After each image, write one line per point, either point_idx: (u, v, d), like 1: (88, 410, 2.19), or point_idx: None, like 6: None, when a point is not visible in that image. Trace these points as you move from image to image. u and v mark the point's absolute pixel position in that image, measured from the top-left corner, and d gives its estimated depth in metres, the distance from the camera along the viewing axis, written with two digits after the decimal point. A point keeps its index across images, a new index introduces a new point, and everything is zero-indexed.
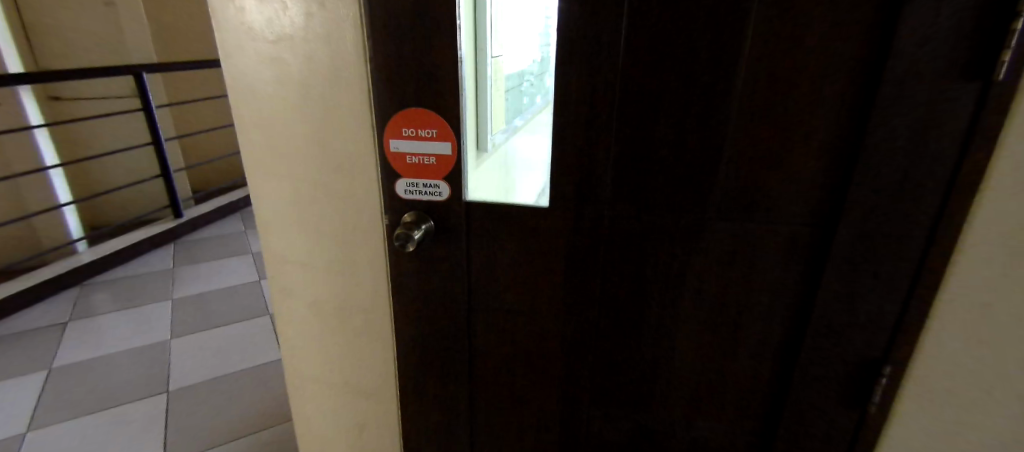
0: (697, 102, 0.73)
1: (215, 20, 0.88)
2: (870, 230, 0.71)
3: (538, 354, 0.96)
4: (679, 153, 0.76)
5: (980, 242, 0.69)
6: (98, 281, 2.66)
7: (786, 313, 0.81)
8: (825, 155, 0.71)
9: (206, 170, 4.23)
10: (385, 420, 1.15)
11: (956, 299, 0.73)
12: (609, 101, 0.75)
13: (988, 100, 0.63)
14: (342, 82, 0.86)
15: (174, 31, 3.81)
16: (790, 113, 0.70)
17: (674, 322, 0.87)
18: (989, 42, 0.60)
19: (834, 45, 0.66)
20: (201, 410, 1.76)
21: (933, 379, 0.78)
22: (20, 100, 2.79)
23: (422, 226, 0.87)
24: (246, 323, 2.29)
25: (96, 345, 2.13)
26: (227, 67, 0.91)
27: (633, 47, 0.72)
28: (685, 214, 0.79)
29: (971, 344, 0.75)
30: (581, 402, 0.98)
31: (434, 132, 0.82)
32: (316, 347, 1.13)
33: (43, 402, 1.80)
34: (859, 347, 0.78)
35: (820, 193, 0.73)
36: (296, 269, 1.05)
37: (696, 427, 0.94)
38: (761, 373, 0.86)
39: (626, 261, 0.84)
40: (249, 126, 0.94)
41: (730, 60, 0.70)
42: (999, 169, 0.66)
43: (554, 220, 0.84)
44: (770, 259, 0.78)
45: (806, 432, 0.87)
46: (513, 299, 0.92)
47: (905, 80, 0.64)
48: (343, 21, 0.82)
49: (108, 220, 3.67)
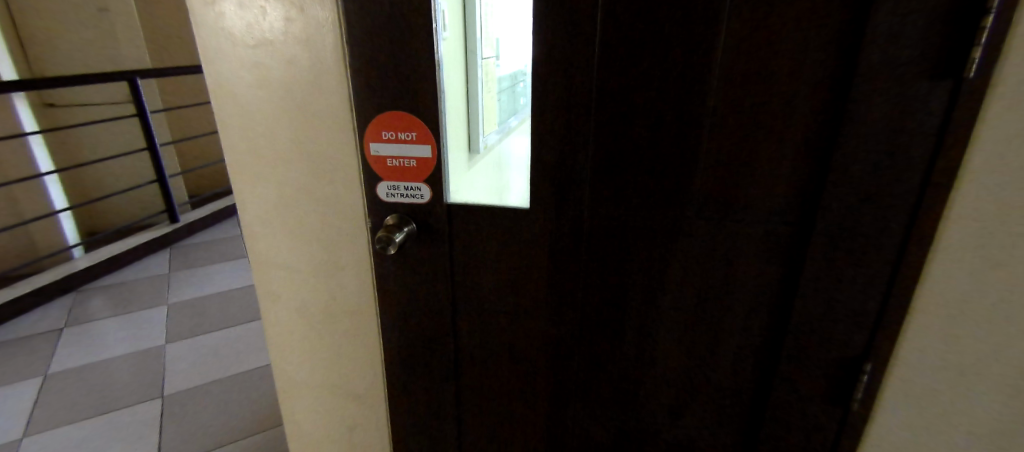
0: (672, 100, 0.73)
1: (195, 26, 0.89)
2: (844, 231, 0.72)
3: (524, 353, 0.96)
4: (656, 153, 0.76)
5: (956, 239, 0.70)
6: (95, 284, 2.67)
7: (766, 310, 0.81)
8: (801, 150, 0.71)
9: (203, 174, 4.25)
10: (374, 420, 1.15)
11: (934, 294, 0.73)
12: (585, 102, 0.75)
13: (960, 98, 0.63)
14: (323, 86, 0.86)
15: (168, 33, 3.81)
16: (762, 113, 0.71)
17: (656, 320, 0.87)
18: (960, 41, 0.61)
19: (804, 48, 0.67)
20: (196, 413, 1.77)
21: (912, 375, 0.79)
22: (14, 105, 2.79)
23: (403, 229, 0.87)
24: (244, 326, 2.31)
25: (93, 349, 2.14)
26: (208, 72, 0.92)
27: (609, 46, 0.72)
28: (664, 214, 0.79)
29: (948, 340, 0.75)
30: (567, 404, 0.99)
31: (414, 135, 0.82)
32: (303, 349, 1.13)
33: (40, 405, 1.81)
34: (838, 343, 0.79)
35: (795, 190, 0.73)
36: (282, 272, 1.06)
37: (680, 427, 0.95)
38: (745, 371, 0.87)
39: (607, 262, 0.84)
40: (232, 131, 0.94)
41: (704, 62, 0.70)
42: (973, 166, 0.67)
43: (534, 222, 0.84)
44: (748, 257, 0.78)
45: (789, 431, 0.87)
46: (496, 298, 0.92)
47: (873, 80, 0.65)
48: (322, 26, 0.82)
49: (104, 225, 3.67)
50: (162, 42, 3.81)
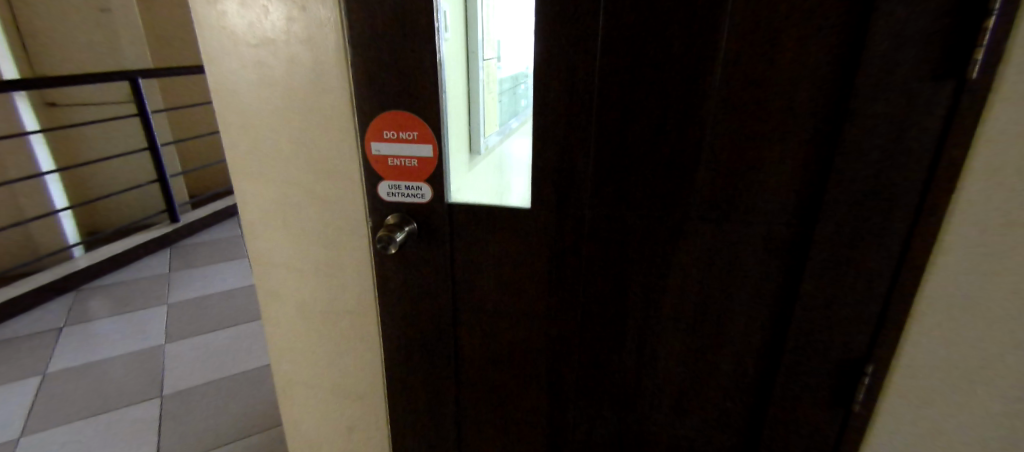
0: (674, 100, 0.73)
1: (196, 25, 0.89)
2: (846, 232, 0.72)
3: (525, 353, 0.96)
4: (657, 154, 0.76)
5: (959, 240, 0.70)
6: (94, 284, 2.67)
7: (767, 312, 0.81)
8: (802, 151, 0.71)
9: (204, 174, 4.26)
10: (374, 420, 1.15)
11: (936, 295, 0.73)
12: (587, 102, 0.75)
13: (962, 100, 0.63)
14: (324, 85, 0.86)
15: (169, 33, 3.82)
16: (764, 114, 0.71)
17: (657, 321, 0.87)
18: (962, 42, 0.61)
19: (806, 49, 0.67)
20: (195, 413, 1.76)
21: (914, 377, 0.78)
22: (15, 104, 2.79)
23: (404, 228, 0.87)
24: (243, 326, 2.30)
25: (92, 349, 2.13)
26: (210, 71, 0.92)
27: (611, 46, 0.72)
28: (665, 214, 0.79)
29: (950, 342, 0.75)
30: (567, 405, 0.98)
31: (415, 134, 0.82)
32: (303, 349, 1.12)
33: (37, 406, 1.81)
34: (839, 345, 0.78)
35: (797, 191, 0.73)
36: (282, 271, 1.05)
37: (681, 428, 0.94)
38: (746, 372, 0.86)
39: (607, 262, 0.84)
40: (233, 130, 0.94)
41: (706, 63, 0.70)
42: (975, 167, 0.67)
43: (535, 222, 0.84)
44: (750, 259, 0.78)
45: (790, 432, 0.87)
46: (497, 298, 0.92)
47: (875, 82, 0.65)
48: (323, 25, 0.82)
49: (105, 225, 3.67)
50: (164, 42, 3.82)
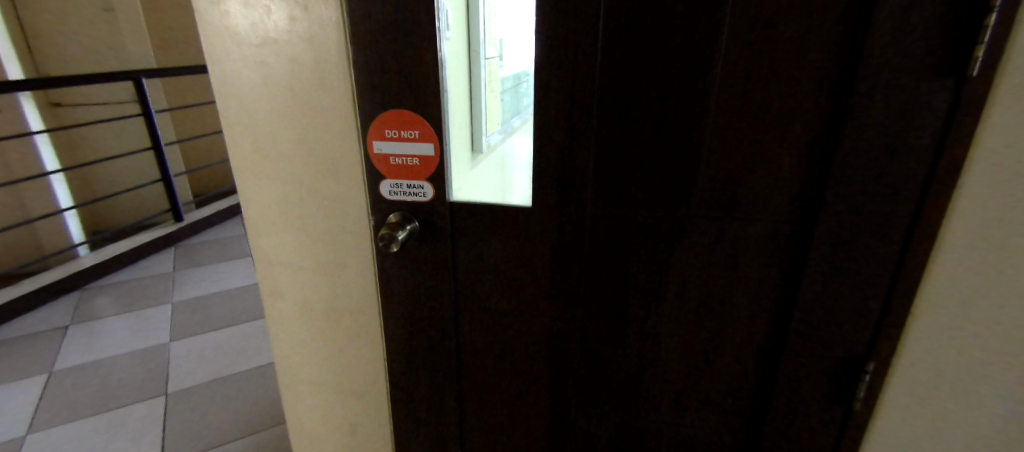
0: (675, 98, 0.73)
1: (200, 25, 0.89)
2: (847, 230, 0.72)
3: (526, 350, 0.96)
4: (658, 152, 0.76)
5: (960, 237, 0.70)
6: (99, 283, 2.69)
7: (768, 309, 0.81)
8: (803, 148, 0.71)
9: (207, 173, 4.27)
10: (376, 417, 1.16)
11: (937, 292, 0.73)
12: (587, 100, 0.76)
13: (963, 97, 0.63)
14: (327, 85, 0.87)
15: (172, 33, 3.83)
16: (765, 111, 0.71)
17: (658, 319, 0.87)
18: (963, 39, 0.61)
19: (806, 47, 0.67)
20: (200, 411, 1.77)
21: (915, 374, 0.79)
22: (21, 105, 2.81)
23: (406, 227, 0.87)
24: (247, 324, 2.31)
25: (96, 347, 2.15)
26: (213, 71, 0.92)
27: (611, 44, 0.72)
28: (666, 212, 0.79)
29: (951, 339, 0.75)
30: (568, 402, 0.99)
31: (417, 133, 0.83)
32: (306, 346, 1.13)
33: (43, 404, 1.82)
34: (840, 343, 0.79)
35: (798, 188, 0.73)
36: (285, 269, 1.06)
37: (682, 425, 0.95)
38: (747, 369, 0.87)
39: (609, 260, 0.85)
40: (236, 129, 0.95)
41: (706, 60, 0.70)
42: (976, 164, 0.67)
43: (537, 219, 0.84)
44: (751, 256, 0.78)
45: (790, 429, 0.87)
46: (498, 296, 0.93)
47: (876, 79, 0.65)
48: (325, 24, 0.83)
49: (109, 224, 3.69)
50: (166, 42, 3.83)
